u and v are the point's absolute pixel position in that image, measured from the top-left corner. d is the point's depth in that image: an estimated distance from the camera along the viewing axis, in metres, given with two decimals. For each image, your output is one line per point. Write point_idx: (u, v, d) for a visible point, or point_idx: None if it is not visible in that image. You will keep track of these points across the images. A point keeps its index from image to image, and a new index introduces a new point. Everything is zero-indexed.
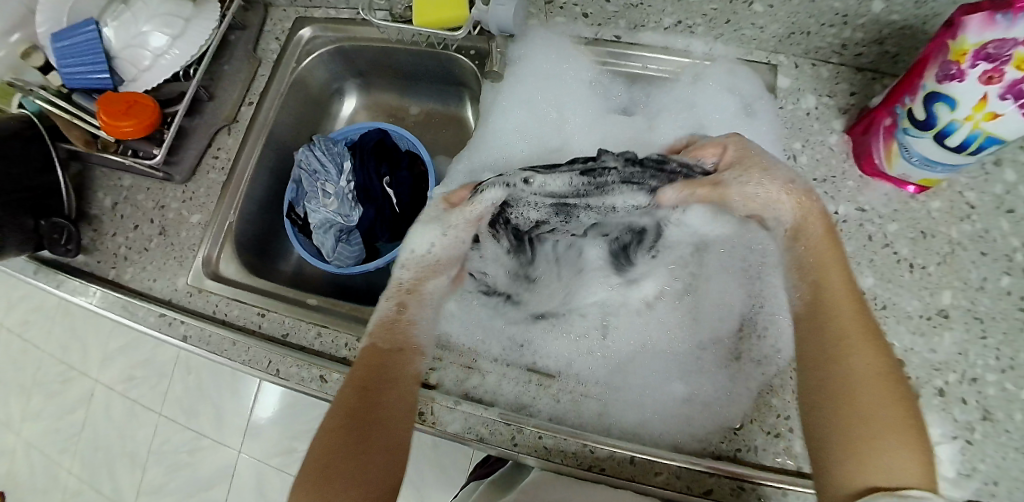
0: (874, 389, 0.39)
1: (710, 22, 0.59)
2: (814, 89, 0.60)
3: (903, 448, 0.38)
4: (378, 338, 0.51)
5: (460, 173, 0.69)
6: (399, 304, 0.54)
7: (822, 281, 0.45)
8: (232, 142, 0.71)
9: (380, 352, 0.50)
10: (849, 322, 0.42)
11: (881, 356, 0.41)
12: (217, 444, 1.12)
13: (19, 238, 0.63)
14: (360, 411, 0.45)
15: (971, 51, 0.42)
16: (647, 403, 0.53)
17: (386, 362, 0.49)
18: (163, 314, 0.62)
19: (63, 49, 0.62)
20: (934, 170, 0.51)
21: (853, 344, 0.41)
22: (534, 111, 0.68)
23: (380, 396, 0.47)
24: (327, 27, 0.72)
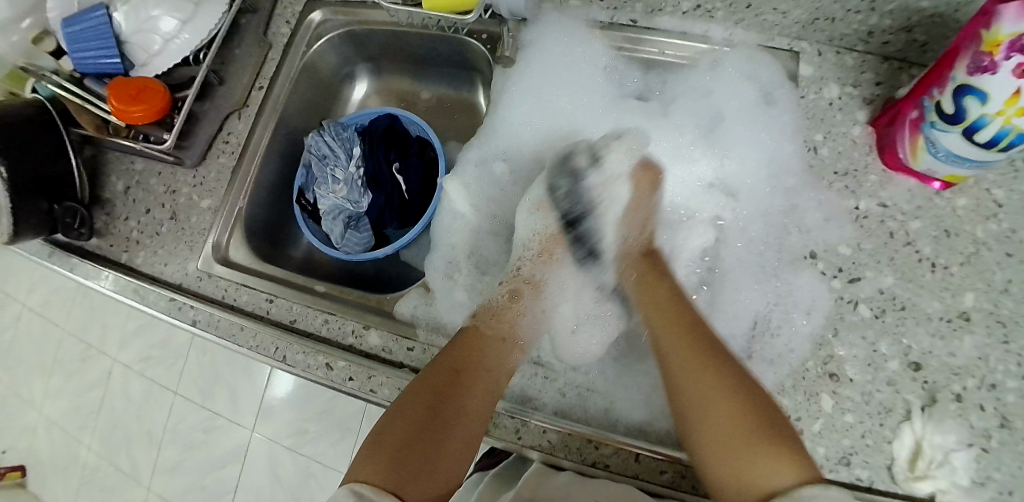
0: (726, 412, 0.45)
1: (731, 7, 0.57)
2: (838, 78, 0.58)
3: (764, 452, 0.42)
4: (483, 326, 0.57)
5: (470, 161, 0.69)
6: (513, 292, 0.62)
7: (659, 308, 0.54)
8: (241, 126, 0.70)
9: (482, 336, 0.56)
10: (676, 359, 0.50)
11: (719, 375, 0.47)
12: (230, 424, 1.14)
13: (34, 222, 0.64)
14: (446, 384, 0.51)
15: (1005, 42, 0.40)
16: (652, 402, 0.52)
17: (485, 351, 0.55)
18: (174, 299, 0.63)
19: (73, 34, 0.61)
20: (961, 166, 0.49)
21: (687, 372, 0.49)
22: (543, 100, 0.67)
23: (469, 381, 0.52)
24: (338, 10, 0.70)
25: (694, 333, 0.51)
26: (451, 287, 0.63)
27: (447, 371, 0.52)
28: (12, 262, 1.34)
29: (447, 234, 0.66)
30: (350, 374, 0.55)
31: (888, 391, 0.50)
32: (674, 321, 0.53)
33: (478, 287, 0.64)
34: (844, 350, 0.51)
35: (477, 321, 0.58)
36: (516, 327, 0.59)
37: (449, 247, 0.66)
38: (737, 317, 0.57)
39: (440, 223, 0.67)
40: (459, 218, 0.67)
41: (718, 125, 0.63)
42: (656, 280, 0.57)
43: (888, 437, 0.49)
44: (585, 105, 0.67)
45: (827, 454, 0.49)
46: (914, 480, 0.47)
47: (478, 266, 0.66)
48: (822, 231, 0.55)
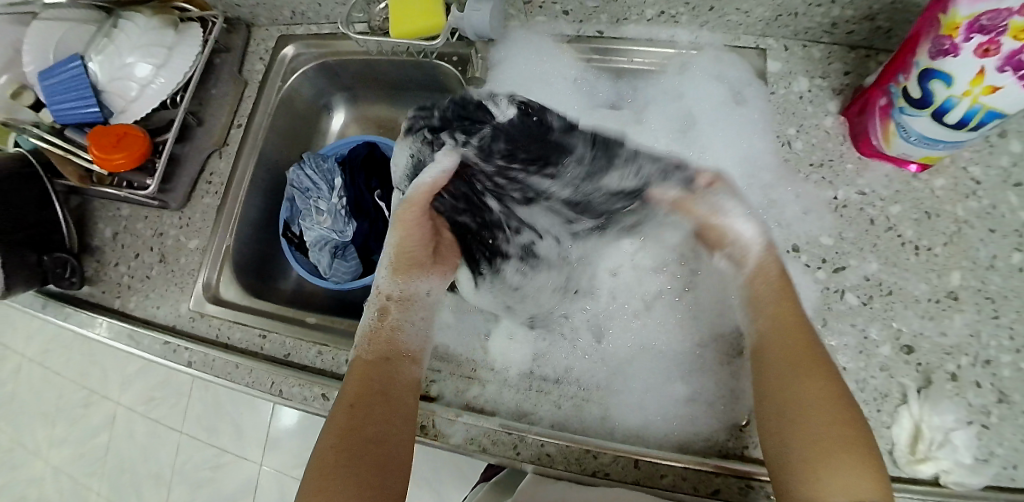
0: (829, 414, 0.41)
1: (694, 10, 0.58)
2: (806, 71, 0.58)
3: (852, 468, 0.39)
4: (367, 350, 0.53)
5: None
6: (381, 312, 0.56)
7: (777, 316, 0.48)
8: (223, 165, 0.71)
9: (369, 364, 0.51)
10: (777, 363, 0.45)
11: (823, 384, 0.43)
12: (238, 459, 1.14)
13: (25, 275, 0.64)
14: (352, 426, 0.46)
15: (964, 24, 0.41)
16: (648, 407, 0.52)
17: (379, 370, 0.51)
18: (168, 342, 0.63)
19: (51, 87, 0.62)
20: (933, 148, 0.50)
21: (792, 370, 0.44)
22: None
23: (376, 411, 0.47)
24: (310, 43, 0.71)
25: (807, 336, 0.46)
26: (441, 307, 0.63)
27: (347, 413, 0.47)
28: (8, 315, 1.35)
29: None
30: None
31: (882, 377, 0.50)
32: (794, 321, 0.47)
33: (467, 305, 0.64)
34: (835, 339, 0.51)
35: (357, 349, 0.53)
36: (399, 338, 0.55)
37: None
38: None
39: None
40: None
41: (692, 125, 0.62)
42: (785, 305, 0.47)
43: (887, 423, 0.49)
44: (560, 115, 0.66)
45: None
46: (917, 464, 0.47)
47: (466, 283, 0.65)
48: (803, 223, 0.55)
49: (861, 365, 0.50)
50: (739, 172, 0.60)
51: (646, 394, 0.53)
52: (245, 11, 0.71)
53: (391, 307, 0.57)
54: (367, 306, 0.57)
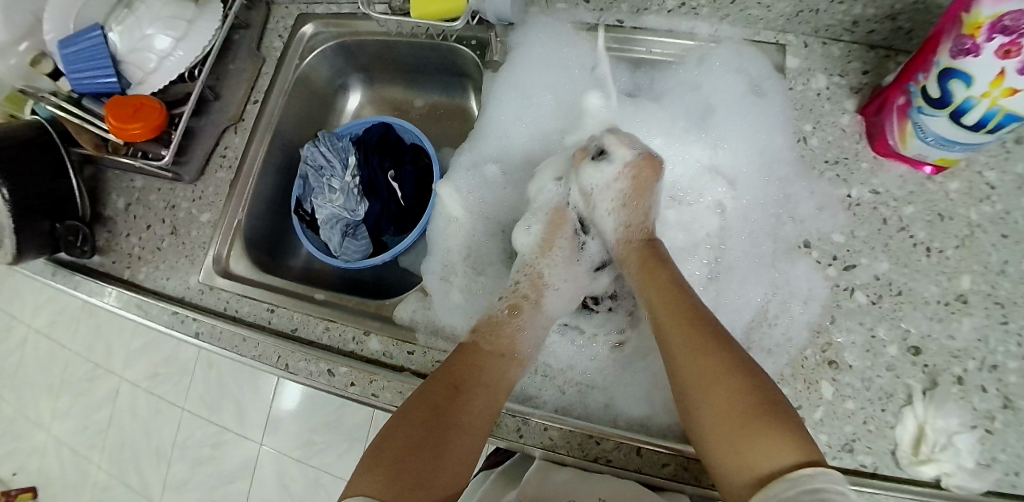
0: (730, 383, 0.43)
1: (715, 3, 0.57)
2: (825, 69, 0.58)
3: (765, 429, 0.40)
4: (484, 341, 0.54)
5: (460, 166, 0.67)
6: (511, 308, 0.58)
7: (661, 294, 0.51)
8: (238, 141, 0.71)
9: (481, 351, 0.53)
10: (674, 348, 0.47)
11: (715, 356, 0.44)
12: (238, 438, 1.15)
13: (37, 242, 0.65)
14: (444, 401, 0.48)
15: (986, 24, 0.41)
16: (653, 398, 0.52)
17: (485, 363, 0.52)
18: (176, 312, 0.64)
19: (68, 56, 0.62)
20: (949, 150, 0.50)
21: (689, 348, 0.46)
22: (529, 101, 0.67)
23: (468, 397, 0.49)
24: (329, 23, 0.71)
25: (694, 312, 0.48)
26: (449, 290, 0.63)
27: (445, 388, 0.49)
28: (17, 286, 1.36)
29: (443, 236, 0.65)
30: (350, 380, 0.55)
31: (888, 377, 0.50)
32: (672, 299, 0.50)
33: (473, 287, 0.63)
34: (842, 336, 0.51)
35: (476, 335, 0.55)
36: (518, 336, 0.56)
37: (446, 251, 0.65)
38: (737, 310, 0.56)
39: (437, 227, 0.66)
40: (453, 221, 0.65)
41: (710, 114, 0.62)
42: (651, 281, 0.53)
43: (891, 423, 0.49)
44: (572, 100, 0.67)
45: (830, 441, 0.49)
46: (919, 465, 0.47)
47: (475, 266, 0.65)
48: (816, 220, 0.55)
49: (867, 365, 0.50)
50: (753, 167, 0.60)
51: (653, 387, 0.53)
52: None
53: (521, 304, 0.59)
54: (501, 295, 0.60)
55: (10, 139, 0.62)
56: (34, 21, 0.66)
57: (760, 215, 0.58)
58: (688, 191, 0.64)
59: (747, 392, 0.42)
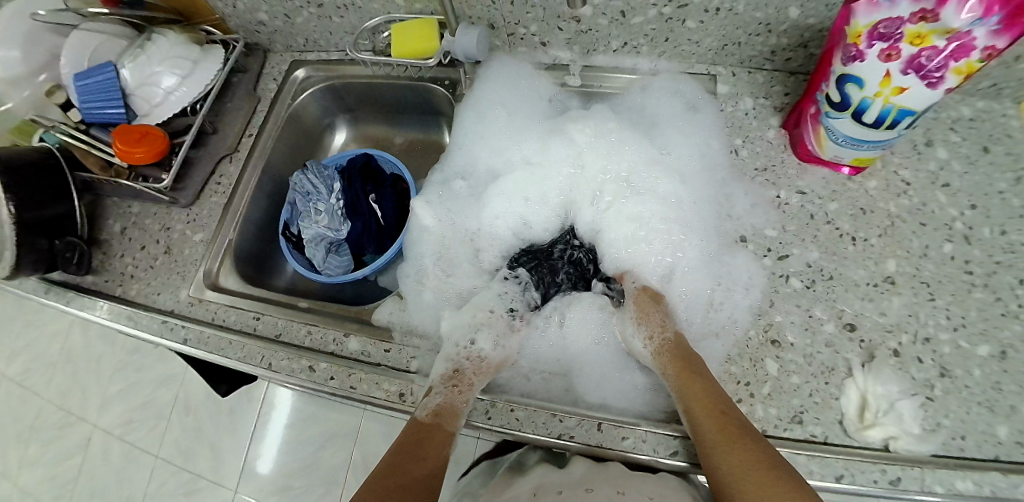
0: (759, 475, 0.43)
1: (652, 42, 0.66)
2: (751, 92, 0.66)
3: None
4: (442, 420, 0.53)
5: (432, 182, 0.72)
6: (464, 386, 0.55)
7: (689, 385, 0.50)
8: (233, 169, 0.78)
9: (436, 429, 0.53)
10: (707, 429, 0.46)
11: (753, 456, 0.44)
12: (213, 486, 1.21)
13: (34, 258, 0.71)
14: (400, 471, 0.50)
15: (865, 32, 0.49)
16: (608, 391, 0.55)
17: (436, 440, 0.52)
18: (166, 321, 0.68)
19: (84, 87, 0.72)
20: (861, 149, 0.56)
21: (722, 441, 0.45)
22: (488, 123, 0.71)
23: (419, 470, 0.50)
24: (319, 68, 0.81)
25: (727, 405, 0.48)
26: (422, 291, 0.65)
27: (400, 458, 0.51)
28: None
29: (416, 243, 0.68)
30: (331, 374, 0.57)
31: (828, 352, 0.52)
32: (707, 389, 0.49)
33: (445, 289, 0.64)
34: (782, 317, 0.54)
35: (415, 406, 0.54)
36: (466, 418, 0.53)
37: (419, 258, 0.67)
38: (695, 300, 0.60)
39: (412, 236, 0.69)
40: (425, 231, 0.68)
41: (654, 127, 0.68)
42: (688, 377, 0.50)
43: (835, 395, 0.51)
44: (525, 117, 0.71)
45: (779, 414, 0.50)
46: (865, 430, 0.48)
47: (445, 268, 0.66)
48: (750, 216, 0.59)
49: (812, 342, 0.53)
50: (694, 166, 0.65)
51: (605, 378, 0.57)
52: (263, 38, 0.81)
53: (460, 379, 0.56)
54: (449, 373, 0.56)
55: (19, 160, 0.70)
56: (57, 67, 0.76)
57: (701, 216, 0.62)
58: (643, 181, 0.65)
59: (782, 480, 0.42)
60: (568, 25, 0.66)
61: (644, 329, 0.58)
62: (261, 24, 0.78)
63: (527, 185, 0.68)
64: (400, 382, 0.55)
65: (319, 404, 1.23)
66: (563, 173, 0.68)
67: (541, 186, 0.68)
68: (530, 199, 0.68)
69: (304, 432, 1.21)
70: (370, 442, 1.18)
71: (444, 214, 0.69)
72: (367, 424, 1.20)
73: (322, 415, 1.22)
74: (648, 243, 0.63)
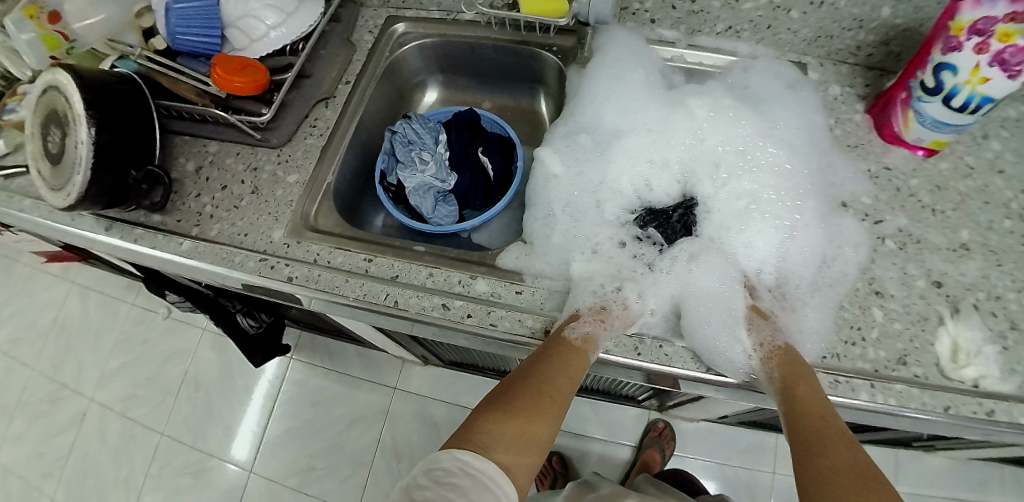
0: (842, 477, 0.44)
1: (755, 27, 0.72)
2: (837, 81, 0.73)
3: None
4: (576, 351, 0.54)
5: (557, 134, 0.73)
6: (599, 320, 0.57)
7: (790, 385, 0.52)
8: (329, 113, 0.76)
9: (569, 353, 0.54)
10: (802, 428, 0.49)
11: (840, 458, 0.46)
12: (223, 464, 1.15)
13: (98, 189, 0.66)
14: (525, 384, 0.52)
15: (966, 27, 0.56)
16: (717, 341, 0.56)
17: (571, 364, 0.53)
18: (265, 259, 0.66)
19: (179, 11, 0.70)
20: (942, 132, 0.64)
21: (813, 441, 0.48)
22: (621, 86, 0.73)
23: (546, 390, 0.52)
24: (418, 24, 0.81)
25: (826, 411, 0.49)
26: (550, 233, 0.66)
27: (530, 369, 0.53)
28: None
29: (546, 190, 0.70)
30: (468, 312, 0.58)
31: (922, 304, 0.59)
32: (811, 392, 0.51)
33: (574, 232, 0.66)
34: (882, 272, 0.60)
35: (562, 328, 0.56)
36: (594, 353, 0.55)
37: (548, 204, 0.69)
38: (806, 258, 0.63)
39: (538, 185, 0.71)
40: (552, 178, 0.71)
41: (761, 103, 0.71)
42: (800, 380, 0.51)
43: (932, 341, 0.57)
44: (635, 82, 0.73)
45: (887, 356, 0.56)
46: (960, 369, 0.55)
47: (573, 213, 0.68)
48: (849, 184, 0.66)
49: (902, 298, 0.59)
50: (802, 141, 0.69)
51: (720, 336, 0.57)
52: None
53: (606, 315, 0.57)
54: (589, 308, 0.58)
55: (93, 79, 0.67)
56: None
57: (810, 181, 0.66)
58: (746, 148, 0.68)
59: (864, 485, 0.43)
60: (682, 5, 0.71)
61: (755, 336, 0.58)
62: None
63: (651, 149, 0.71)
64: (545, 318, 0.58)
65: (347, 384, 1.19)
66: (682, 146, 0.70)
67: (663, 152, 0.71)
68: (653, 162, 0.71)
69: (329, 410, 1.17)
70: (400, 421, 1.14)
71: (566, 161, 0.71)
72: (398, 404, 1.16)
73: (350, 395, 1.18)
74: (762, 214, 0.65)
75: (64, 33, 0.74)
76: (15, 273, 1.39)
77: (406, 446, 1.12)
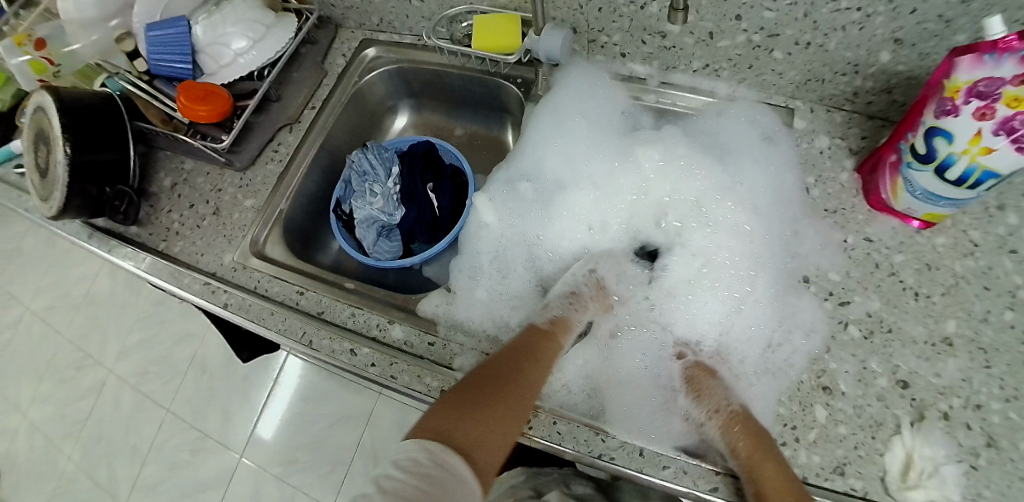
0: None
1: (735, 67, 0.65)
2: (828, 131, 0.65)
3: None
4: (541, 346, 0.56)
5: (498, 179, 0.72)
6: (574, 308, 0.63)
7: (755, 458, 0.47)
8: (291, 139, 0.77)
9: (535, 348, 0.56)
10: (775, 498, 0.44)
11: None
12: (219, 446, 1.22)
13: (82, 203, 0.71)
14: (496, 372, 0.51)
15: (964, 88, 0.47)
16: (644, 423, 0.54)
17: (539, 356, 0.55)
18: (208, 283, 0.68)
19: (156, 39, 0.71)
20: (936, 205, 0.54)
21: None
22: (565, 132, 0.72)
23: (519, 377, 0.51)
24: (390, 49, 0.80)
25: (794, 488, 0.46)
26: (474, 287, 0.67)
27: (500, 361, 0.53)
28: (41, 273, 1.52)
29: (473, 238, 0.70)
30: (372, 361, 0.58)
31: (878, 406, 0.52)
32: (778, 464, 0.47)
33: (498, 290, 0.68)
34: (835, 364, 0.54)
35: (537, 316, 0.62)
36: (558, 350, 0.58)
37: (474, 255, 0.70)
38: (751, 337, 0.60)
39: (468, 232, 0.71)
40: (484, 227, 0.71)
41: (727, 154, 0.67)
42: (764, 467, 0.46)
43: (880, 451, 0.50)
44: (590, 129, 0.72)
45: (822, 463, 0.50)
46: (907, 490, 0.48)
47: (500, 270, 0.69)
48: (816, 257, 0.59)
49: (846, 398, 0.52)
50: (765, 202, 0.65)
51: (633, 413, 0.56)
52: (337, 13, 0.81)
53: (580, 300, 0.64)
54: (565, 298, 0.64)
55: (74, 102, 0.70)
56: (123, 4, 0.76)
57: (770, 251, 0.62)
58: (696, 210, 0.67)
59: None
60: (651, 40, 0.65)
61: (704, 403, 0.55)
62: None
63: (593, 208, 0.71)
64: (443, 379, 0.55)
65: (337, 382, 1.23)
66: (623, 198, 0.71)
67: (604, 212, 0.71)
68: (592, 223, 0.71)
69: (317, 407, 1.21)
70: (380, 427, 1.17)
71: (503, 211, 0.71)
72: (381, 408, 1.18)
73: (337, 395, 1.21)
74: (711, 282, 0.63)
75: (49, 60, 0.77)
76: (59, 246, 1.53)
77: (382, 451, 1.15)
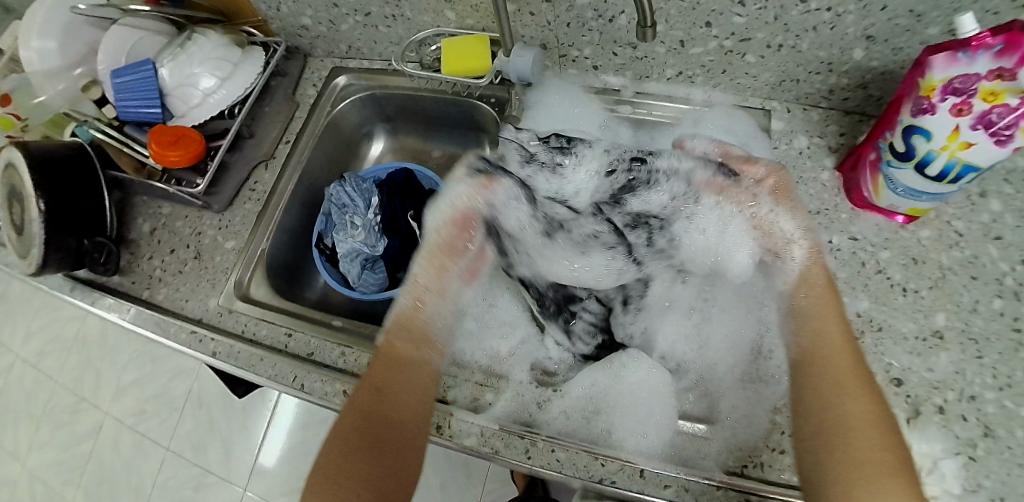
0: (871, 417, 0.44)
1: (709, 72, 0.65)
2: (806, 131, 0.65)
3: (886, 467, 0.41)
4: (400, 345, 0.54)
5: None
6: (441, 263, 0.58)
7: (819, 327, 0.50)
8: (268, 176, 0.77)
9: (396, 353, 0.53)
10: (832, 355, 0.48)
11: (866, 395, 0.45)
12: (222, 481, 1.21)
13: (60, 256, 0.70)
14: (366, 407, 0.50)
15: (939, 86, 0.47)
16: (631, 435, 0.55)
17: (403, 364, 0.53)
18: (195, 331, 0.67)
19: (122, 85, 0.71)
20: (919, 200, 0.54)
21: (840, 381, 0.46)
22: None
23: (390, 400, 0.50)
24: (361, 76, 0.79)
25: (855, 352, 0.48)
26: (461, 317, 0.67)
27: (369, 387, 0.51)
28: (28, 318, 1.50)
29: None
30: None
31: None
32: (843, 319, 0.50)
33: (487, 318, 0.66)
34: None
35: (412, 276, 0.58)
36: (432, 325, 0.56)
37: None
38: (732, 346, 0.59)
39: None
40: None
41: None
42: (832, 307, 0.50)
43: None
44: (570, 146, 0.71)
45: None
46: None
47: None
48: None
49: None
50: None
51: (627, 429, 0.56)
52: (305, 42, 0.80)
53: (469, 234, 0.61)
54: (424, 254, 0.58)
55: (47, 155, 0.69)
56: (86, 50, 0.75)
57: None
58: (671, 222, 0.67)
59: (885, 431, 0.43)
60: (623, 51, 0.65)
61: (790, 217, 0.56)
62: (303, 29, 0.77)
63: None
64: (438, 413, 0.57)
65: None
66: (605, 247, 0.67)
67: None
68: None
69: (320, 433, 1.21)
70: None
71: None
72: None
73: None
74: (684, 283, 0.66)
75: (16, 114, 0.79)
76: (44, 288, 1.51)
77: None
